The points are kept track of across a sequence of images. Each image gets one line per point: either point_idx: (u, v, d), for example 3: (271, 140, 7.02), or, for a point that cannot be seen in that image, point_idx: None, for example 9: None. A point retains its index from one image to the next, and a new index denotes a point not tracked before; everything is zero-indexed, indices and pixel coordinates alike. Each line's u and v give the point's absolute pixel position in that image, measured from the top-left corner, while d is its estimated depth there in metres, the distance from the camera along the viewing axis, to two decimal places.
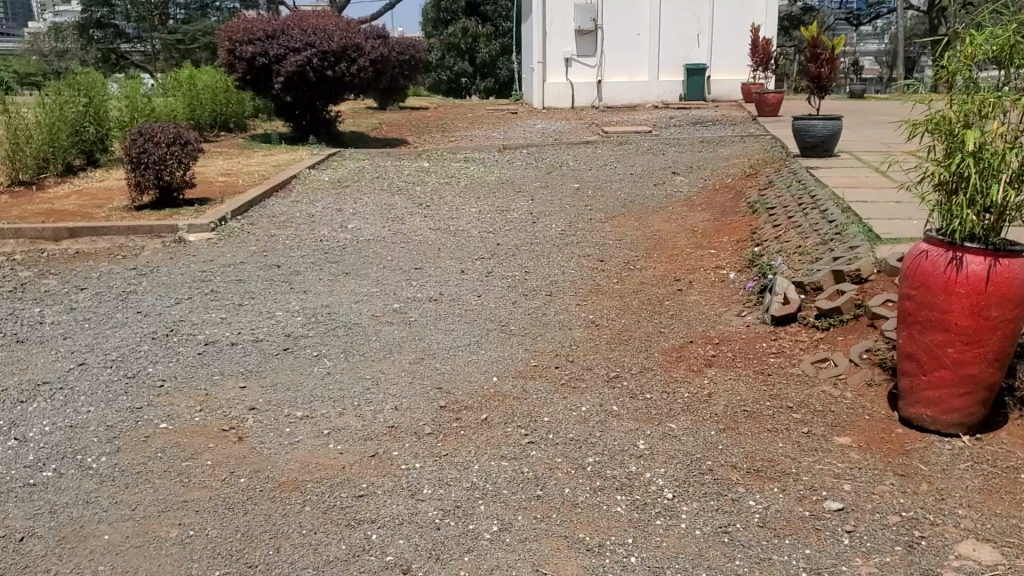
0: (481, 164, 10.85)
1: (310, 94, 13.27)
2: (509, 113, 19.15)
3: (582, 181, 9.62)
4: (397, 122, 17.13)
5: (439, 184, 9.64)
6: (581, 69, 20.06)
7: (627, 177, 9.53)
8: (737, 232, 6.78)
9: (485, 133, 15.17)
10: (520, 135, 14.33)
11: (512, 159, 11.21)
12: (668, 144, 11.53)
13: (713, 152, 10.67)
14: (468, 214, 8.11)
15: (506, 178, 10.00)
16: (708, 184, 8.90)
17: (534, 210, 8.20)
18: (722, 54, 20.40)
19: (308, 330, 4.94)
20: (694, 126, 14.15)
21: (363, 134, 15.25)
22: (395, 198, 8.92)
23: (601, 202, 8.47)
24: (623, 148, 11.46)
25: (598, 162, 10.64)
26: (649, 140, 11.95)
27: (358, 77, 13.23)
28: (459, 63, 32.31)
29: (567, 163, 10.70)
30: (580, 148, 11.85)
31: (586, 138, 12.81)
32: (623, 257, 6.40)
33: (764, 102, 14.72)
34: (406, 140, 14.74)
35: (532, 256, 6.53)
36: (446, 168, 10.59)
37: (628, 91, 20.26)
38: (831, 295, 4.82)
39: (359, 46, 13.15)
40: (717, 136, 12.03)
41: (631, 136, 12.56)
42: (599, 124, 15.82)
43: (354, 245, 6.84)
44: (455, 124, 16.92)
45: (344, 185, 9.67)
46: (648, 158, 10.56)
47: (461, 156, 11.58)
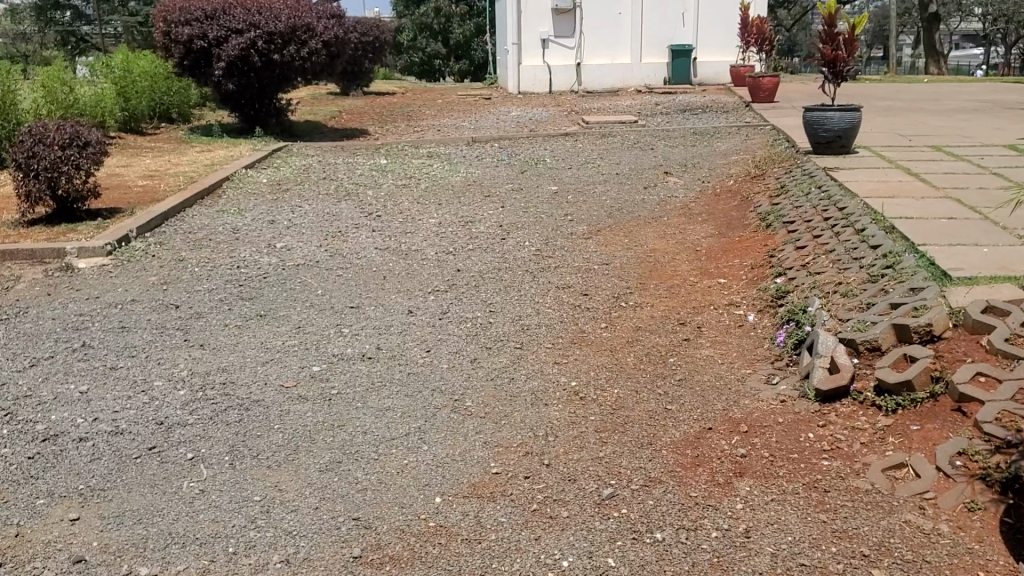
0: (445, 162, 9.55)
1: (256, 81, 11.89)
2: (481, 98, 17.80)
3: (561, 182, 8.34)
4: (359, 110, 15.75)
5: (396, 187, 8.34)
6: (559, 51, 18.73)
7: (612, 178, 8.25)
8: (750, 255, 5.53)
9: (454, 123, 13.83)
10: (491, 125, 13.02)
11: (482, 154, 9.92)
12: (657, 136, 10.26)
13: (709, 146, 9.42)
14: (425, 226, 6.82)
15: (473, 178, 8.70)
16: (707, 187, 7.64)
17: (504, 221, 6.92)
18: (710, 35, 19.10)
19: (188, 415, 3.66)
20: (683, 114, 12.90)
21: (320, 124, 13.89)
22: (341, 204, 7.62)
23: (584, 210, 7.19)
24: (607, 141, 10.18)
25: (579, 158, 9.36)
26: (635, 132, 10.68)
27: (310, 61, 11.85)
28: (432, 44, 30.80)
29: (543, 160, 9.42)
30: (559, 141, 10.55)
31: (565, 129, 11.53)
32: (611, 288, 5.15)
33: (758, 86, 13.47)
34: (367, 131, 13.39)
35: (499, 287, 5.26)
36: (406, 167, 9.29)
37: (609, 75, 18.95)
38: (897, 361, 3.58)
39: (311, 27, 11.77)
40: (710, 127, 10.77)
41: (615, 126, 11.29)
42: (578, 112, 14.53)
43: (279, 274, 5.55)
44: (422, 111, 15.57)
45: (285, 188, 8.35)
46: (635, 154, 9.29)
47: (424, 151, 10.27)
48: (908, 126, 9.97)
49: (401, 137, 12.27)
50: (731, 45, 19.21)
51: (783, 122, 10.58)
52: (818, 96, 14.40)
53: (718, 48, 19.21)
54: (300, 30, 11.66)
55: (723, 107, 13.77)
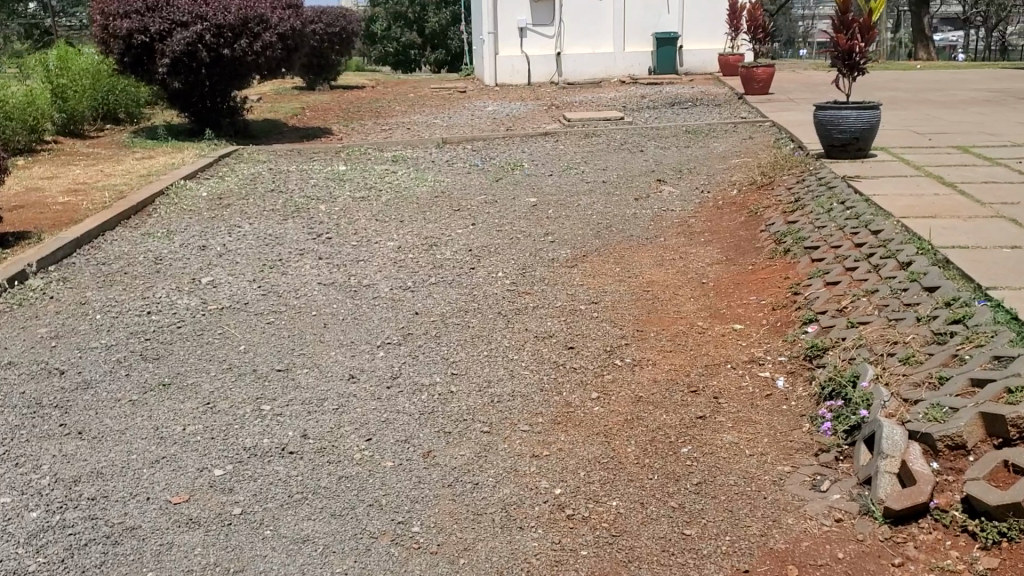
0: (411, 168, 8.56)
1: (205, 78, 10.84)
2: (456, 91, 16.80)
3: (540, 192, 7.37)
4: (324, 107, 14.71)
5: (352, 200, 7.35)
6: (538, 41, 17.74)
7: (598, 187, 7.28)
8: (769, 291, 4.57)
9: (424, 121, 12.82)
10: (465, 124, 12.05)
11: (452, 159, 8.94)
12: (645, 136, 9.29)
13: (704, 147, 8.47)
14: (381, 250, 5.83)
15: (441, 188, 7.72)
16: (707, 198, 6.68)
17: (473, 244, 5.94)
18: (695, 22, 18.14)
19: (30, 557, 2.67)
20: (672, 109, 11.98)
21: (281, 123, 12.87)
22: (288, 224, 6.63)
23: (567, 228, 6.22)
24: (590, 142, 9.21)
25: (560, 162, 8.38)
26: (621, 131, 9.72)
27: (264, 56, 10.81)
28: (406, 34, 29.68)
29: (520, 165, 8.44)
30: (537, 142, 9.58)
31: (543, 128, 10.57)
32: (603, 338, 4.18)
33: (751, 77, 12.54)
34: (331, 130, 12.38)
35: (464, 336, 4.28)
36: (366, 174, 8.31)
37: (591, 65, 17.97)
38: (994, 471, 2.64)
39: (265, 19, 10.72)
40: (703, 124, 9.82)
41: (598, 123, 10.35)
42: (559, 107, 13.58)
43: (197, 323, 4.55)
44: (392, 107, 14.56)
45: (227, 202, 7.36)
46: (622, 157, 8.32)
47: (388, 156, 9.29)
48: (920, 122, 9.06)
49: (365, 139, 11.27)
50: (718, 32, 18.27)
51: (783, 119, 9.65)
52: (813, 87, 13.49)
53: (705, 36, 18.26)
54: (252, 22, 10.61)
55: (713, 100, 12.84)
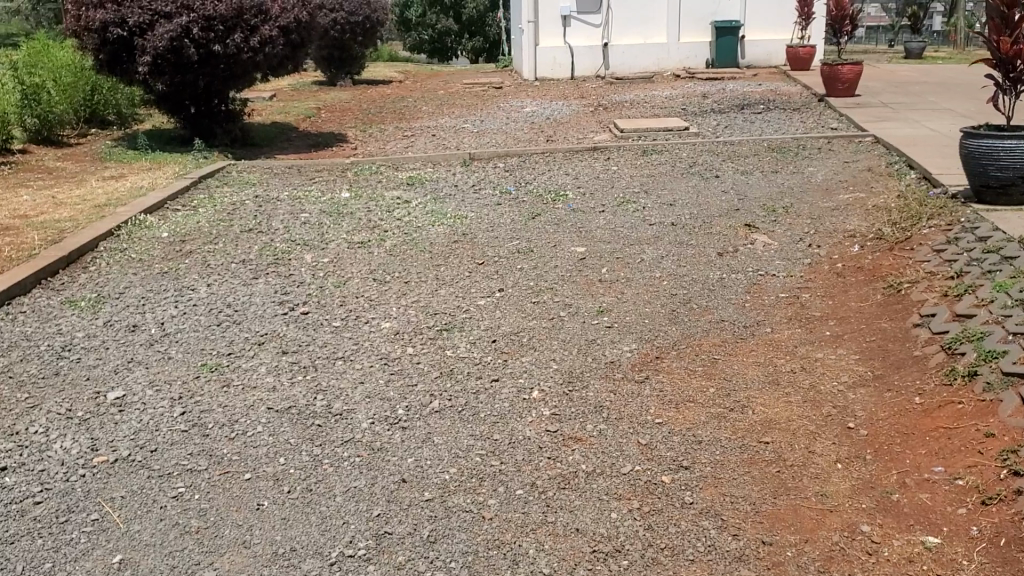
0: (428, 198, 6.92)
1: (195, 79, 9.28)
2: (491, 88, 15.15)
3: (591, 237, 5.67)
4: (343, 106, 13.14)
5: (348, 243, 5.73)
6: (583, 31, 16.02)
7: (666, 232, 5.58)
8: (964, 460, 2.88)
9: (453, 126, 11.19)
10: (498, 132, 10.40)
11: (480, 184, 7.28)
12: (718, 154, 7.55)
13: (796, 173, 6.72)
14: (371, 337, 4.19)
15: (462, 228, 6.06)
16: (817, 257, 4.96)
17: (501, 328, 4.28)
18: (759, 9, 16.24)
19: None
20: (742, 114, 10.22)
21: (290, 127, 11.31)
22: (258, 285, 5.03)
23: (629, 302, 4.54)
24: (650, 162, 7.49)
25: (615, 192, 6.68)
26: (687, 146, 7.98)
27: (263, 53, 9.21)
28: (442, 20, 27.98)
29: (565, 194, 6.76)
30: (584, 160, 7.88)
31: (590, 140, 8.88)
32: (706, 558, 2.52)
33: (835, 76, 10.69)
34: (346, 137, 10.79)
35: (475, 539, 2.63)
36: (373, 206, 6.70)
37: (640, 57, 16.20)
38: None
39: (265, 9, 9.13)
40: (788, 138, 8.04)
41: (657, 135, 8.64)
42: (607, 109, 11.87)
43: (66, 496, 2.96)
44: (419, 108, 12.95)
45: (190, 247, 5.79)
46: (694, 186, 6.60)
47: (402, 179, 7.66)
48: None
49: (382, 151, 9.67)
50: (784, 20, 16.34)
51: (888, 134, 7.85)
52: (903, 86, 11.62)
53: (769, 24, 16.36)
54: (248, 13, 9.02)
55: (789, 102, 11.04)
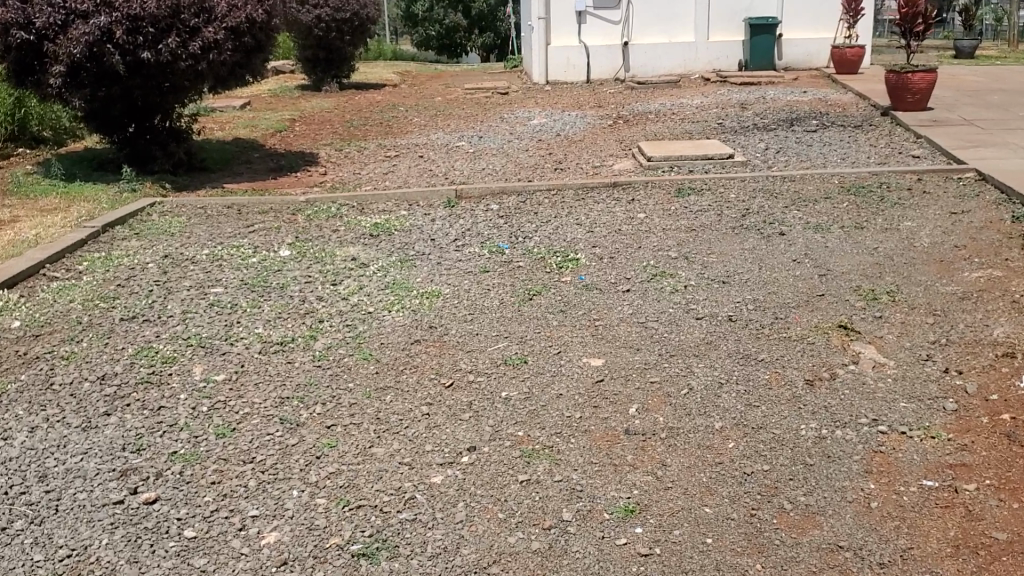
0: (392, 260, 5.19)
1: (126, 92, 7.58)
2: (497, 94, 13.41)
3: (609, 337, 3.91)
4: (323, 118, 11.44)
5: (262, 345, 4.01)
6: (600, 28, 14.27)
7: (721, 335, 3.82)
8: None
9: (446, 146, 9.48)
10: (498, 155, 8.67)
11: (465, 239, 5.55)
12: (775, 197, 5.78)
13: (888, 231, 4.96)
14: (233, 572, 2.49)
15: (430, 312, 4.32)
16: (962, 396, 3.20)
17: (459, 547, 2.56)
18: (800, 4, 14.40)
19: None
20: (792, 133, 8.47)
21: (254, 145, 9.61)
22: (103, 434, 3.31)
23: (673, 488, 2.79)
24: (686, 208, 5.74)
25: (643, 256, 4.93)
26: (733, 182, 6.22)
27: (206, 61, 7.49)
28: (450, 15, 26.35)
29: (577, 259, 5.01)
30: (600, 202, 6.14)
31: (609, 170, 7.13)
32: None
33: (903, 86, 8.90)
34: (317, 159, 9.08)
35: None
36: (316, 272, 5.00)
37: (664, 58, 14.43)
38: None
39: (207, 7, 7.46)
40: (864, 172, 6.25)
41: (694, 162, 6.89)
42: (628, 123, 10.12)
43: None
44: (411, 120, 11.24)
45: (43, 345, 4.09)
46: (750, 249, 4.83)
47: (366, 227, 5.93)
48: None
49: (356, 182, 7.97)
50: (827, 16, 14.49)
51: (995, 168, 6.07)
52: (980, 97, 9.78)
53: (809, 22, 14.53)
54: (187, 11, 7.33)
55: (846, 117, 9.26)
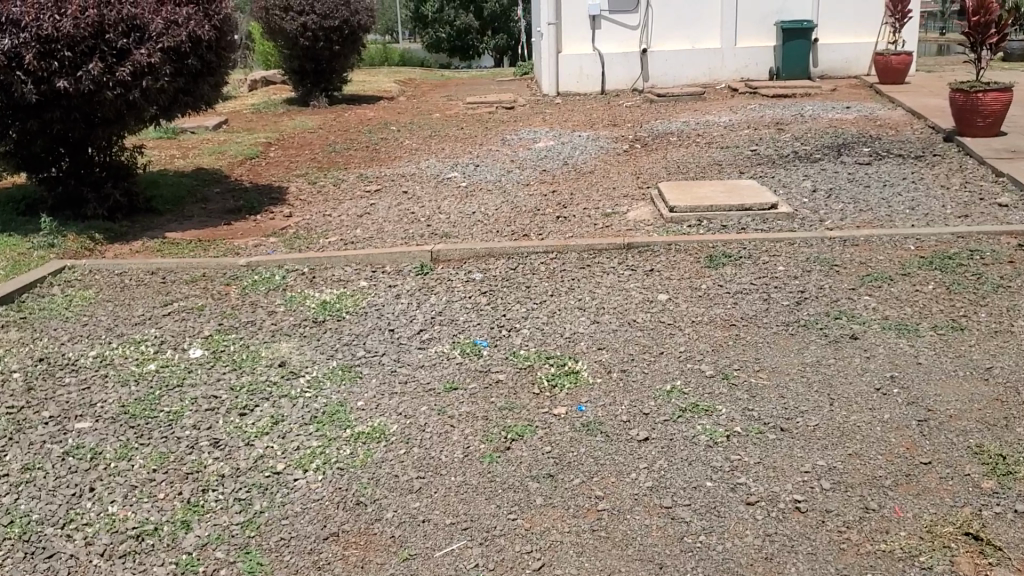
0: (331, 367, 3.92)
1: (46, 127, 6.37)
2: (502, 109, 12.12)
3: (615, 536, 2.62)
4: (304, 140, 10.19)
5: (110, 541, 2.76)
6: (616, 34, 12.96)
7: (785, 546, 2.51)
8: None
9: (436, 179, 8.21)
10: (495, 194, 7.41)
11: (433, 327, 4.27)
12: (836, 272, 4.48)
13: (1001, 336, 3.65)
14: None
15: (363, 470, 3.05)
16: None
17: None
18: (837, 5, 13.00)
19: None
20: (842, 166, 7.15)
21: (217, 178, 8.38)
22: None
23: None
24: (721, 288, 4.43)
25: (665, 368, 3.64)
26: (780, 248, 4.92)
27: (138, 90, 6.27)
28: (461, 17, 25.06)
29: (578, 372, 3.67)
30: (611, 272, 4.86)
31: (623, 221, 5.85)
32: None
33: (973, 108, 7.54)
34: (286, 196, 7.84)
35: None
36: (228, 390, 3.74)
37: (687, 66, 13.09)
38: None
39: (138, 24, 6.21)
40: (946, 234, 4.95)
41: (727, 212, 5.58)
42: (648, 149, 8.82)
43: None
44: (402, 143, 9.99)
45: None
46: (812, 365, 3.53)
47: (312, 307, 4.67)
48: None
49: (325, 229, 6.73)
50: (868, 19, 13.10)
51: None
52: None
53: (848, 25, 13.13)
54: (113, 30, 6.09)
55: (903, 144, 7.92)
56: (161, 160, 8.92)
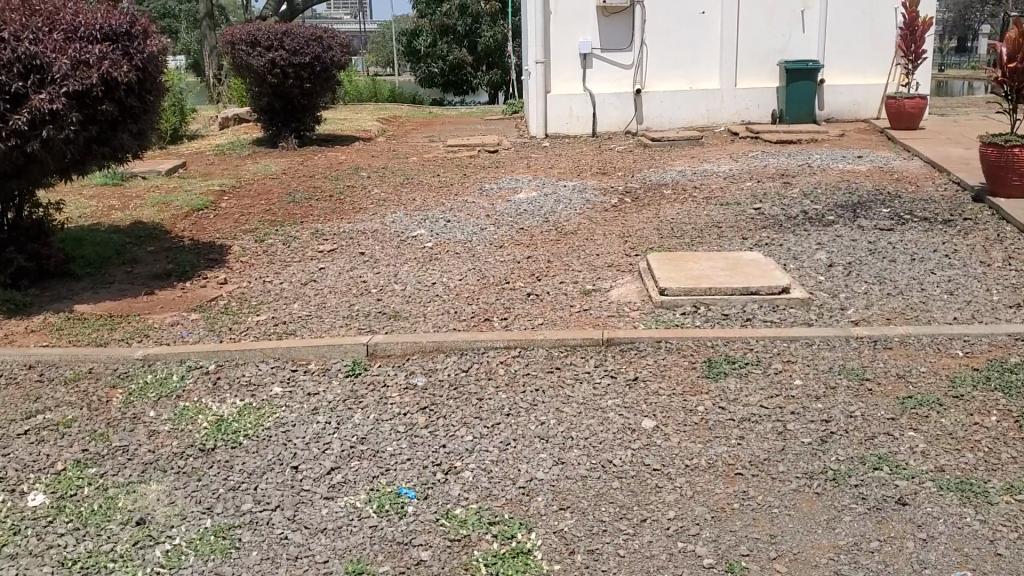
0: (203, 530, 2.97)
1: None
2: (484, 153, 11.22)
3: None
4: (262, 187, 9.27)
5: None
6: (608, 73, 12.10)
7: None
8: None
9: (400, 236, 7.27)
10: (463, 257, 6.46)
11: (349, 464, 3.31)
12: (868, 393, 3.52)
13: None
14: None
15: None
16: None
17: None
18: (845, 45, 12.16)
19: None
20: (861, 231, 6.21)
21: (153, 235, 7.44)
22: None
23: None
24: (720, 411, 3.47)
25: (647, 547, 2.66)
26: (795, 351, 3.96)
27: (36, 139, 5.37)
28: (454, 51, 24.25)
29: (526, 551, 2.69)
30: (585, 377, 3.89)
31: (604, 303, 4.90)
32: None
33: (1007, 165, 6.63)
34: (227, 257, 6.89)
35: None
36: (56, 569, 2.77)
37: (683, 108, 12.22)
38: None
39: (37, 64, 5.31)
40: (1000, 335, 4.01)
41: (730, 295, 4.62)
42: (640, 204, 7.88)
43: None
44: (369, 192, 9.06)
45: None
46: (849, 555, 2.55)
47: (205, 426, 3.71)
48: None
49: (260, 301, 5.77)
50: (877, 59, 12.26)
51: None
52: None
53: (855, 66, 12.28)
54: (6, 71, 5.20)
55: (928, 204, 6.99)
56: (95, 213, 7.99)
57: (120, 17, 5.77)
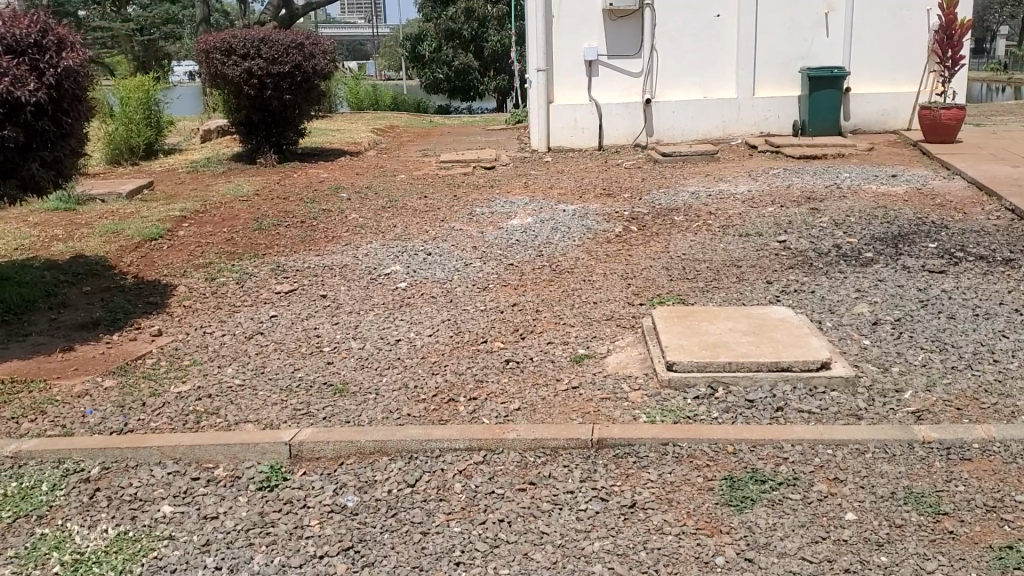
0: None
1: None
2: (478, 169, 10.29)
3: None
4: (229, 210, 8.38)
5: None
6: (616, 82, 11.17)
7: None
8: None
9: (371, 273, 6.36)
10: (438, 303, 5.53)
11: None
12: (947, 541, 2.56)
13: None
14: None
15: None
16: None
17: None
18: (872, 50, 11.18)
19: None
20: (905, 273, 5.26)
21: (92, 271, 6.55)
22: None
23: None
24: (746, 567, 2.51)
25: None
26: (842, 462, 3.01)
27: None
28: (458, 56, 23.37)
29: None
30: (566, 497, 2.95)
31: (598, 376, 3.96)
32: None
33: None
34: (169, 299, 5.98)
35: None
36: None
37: (696, 119, 11.26)
38: None
39: None
40: None
41: (754, 370, 3.67)
42: (646, 233, 6.94)
43: None
44: (347, 216, 8.16)
45: None
46: None
47: (56, 571, 2.78)
48: None
49: (191, 360, 4.86)
50: (907, 66, 11.27)
51: None
52: None
53: (884, 73, 11.29)
54: None
55: (982, 237, 6.02)
56: (34, 244, 7.10)
57: (29, 25, 4.69)
